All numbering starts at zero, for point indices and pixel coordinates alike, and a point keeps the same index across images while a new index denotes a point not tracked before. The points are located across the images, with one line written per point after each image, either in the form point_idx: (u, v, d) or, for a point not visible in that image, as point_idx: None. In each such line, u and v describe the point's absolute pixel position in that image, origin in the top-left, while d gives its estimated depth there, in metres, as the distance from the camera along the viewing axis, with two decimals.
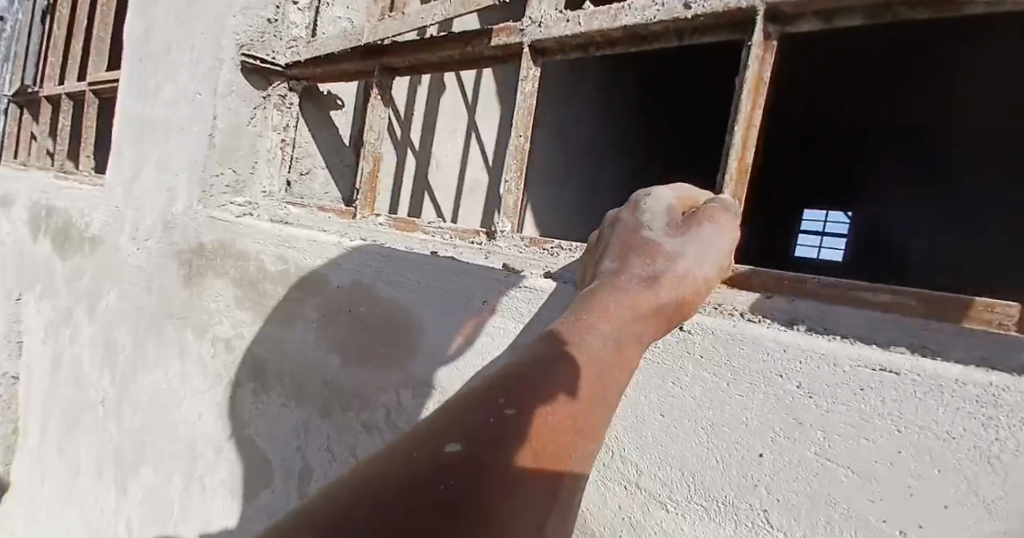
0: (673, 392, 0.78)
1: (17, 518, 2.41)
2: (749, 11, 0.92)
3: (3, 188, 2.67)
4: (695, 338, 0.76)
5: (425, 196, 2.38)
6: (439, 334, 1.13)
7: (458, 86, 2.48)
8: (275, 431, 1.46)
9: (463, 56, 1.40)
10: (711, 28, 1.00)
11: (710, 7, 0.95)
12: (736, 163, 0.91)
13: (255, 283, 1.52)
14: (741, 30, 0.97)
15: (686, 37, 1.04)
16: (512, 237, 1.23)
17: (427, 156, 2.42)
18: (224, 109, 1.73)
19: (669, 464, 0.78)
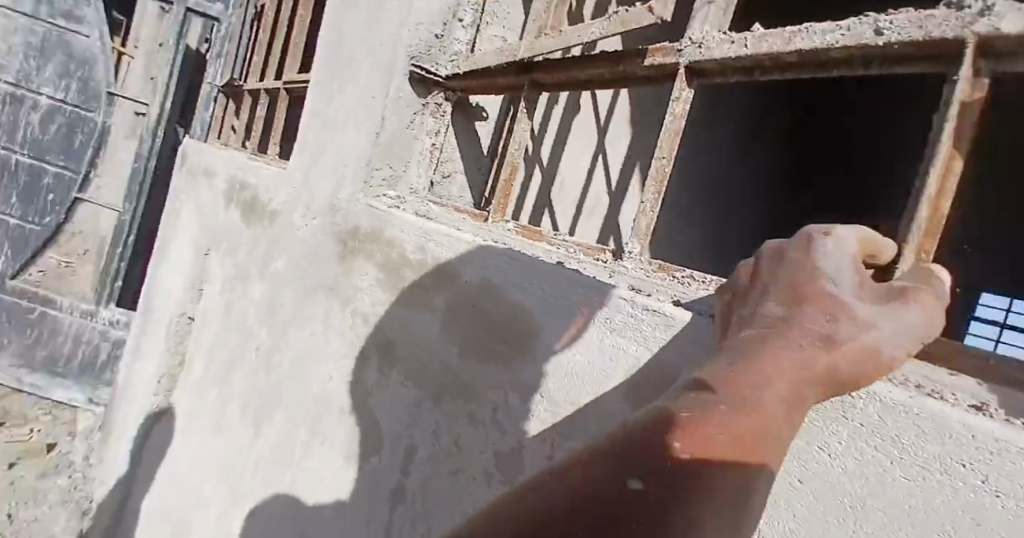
0: (819, 456, 0.75)
1: (175, 441, 2.82)
2: (954, 42, 0.82)
3: (208, 162, 3.16)
4: (854, 403, 0.72)
5: (544, 212, 2.47)
6: (557, 344, 1.16)
7: (606, 106, 2.51)
8: (391, 408, 1.58)
9: (613, 75, 1.42)
10: (904, 57, 0.91)
11: (908, 36, 0.86)
12: (927, 213, 0.81)
13: (395, 270, 1.66)
14: (941, 61, 0.86)
15: (871, 65, 0.96)
16: (640, 259, 1.22)
17: (563, 174, 2.48)
18: (391, 111, 1.92)
19: (804, 534, 0.74)
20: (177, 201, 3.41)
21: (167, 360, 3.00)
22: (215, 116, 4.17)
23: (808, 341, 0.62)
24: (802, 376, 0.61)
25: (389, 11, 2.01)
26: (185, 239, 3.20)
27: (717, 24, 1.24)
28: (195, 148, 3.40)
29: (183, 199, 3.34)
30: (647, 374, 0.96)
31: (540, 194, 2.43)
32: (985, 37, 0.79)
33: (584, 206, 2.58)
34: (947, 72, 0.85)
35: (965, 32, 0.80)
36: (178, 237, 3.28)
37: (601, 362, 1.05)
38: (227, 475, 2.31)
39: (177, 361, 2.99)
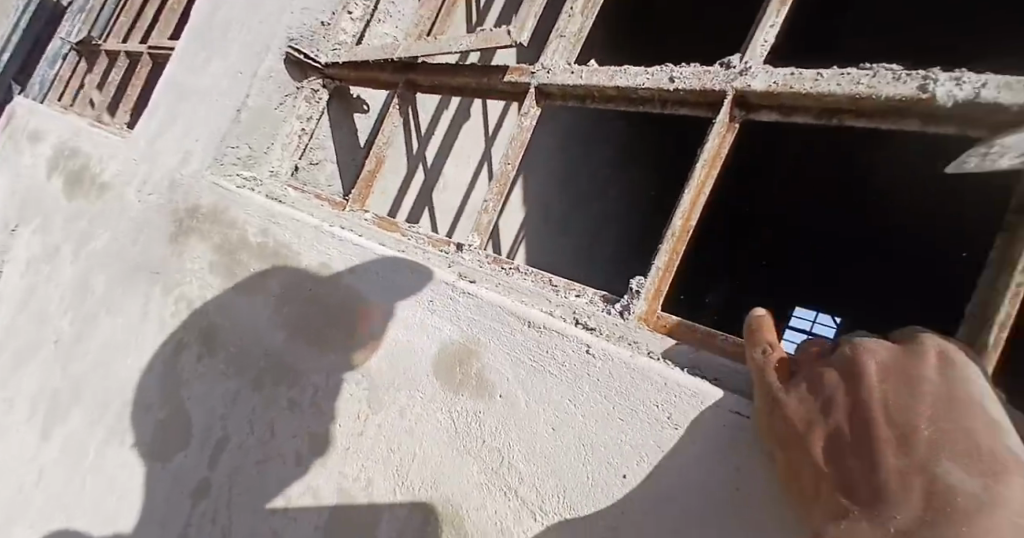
0: (568, 407, 0.88)
1: None
2: (722, 94, 1.02)
3: (38, 125, 2.79)
4: (596, 361, 0.87)
5: (425, 209, 2.48)
6: (381, 320, 1.18)
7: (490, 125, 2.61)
8: (207, 396, 1.47)
9: (475, 87, 1.49)
10: (688, 102, 1.09)
11: (691, 84, 1.05)
12: (678, 225, 0.96)
13: (233, 251, 1.57)
14: (712, 108, 1.05)
15: (668, 106, 1.14)
16: (479, 253, 1.27)
17: (444, 179, 2.50)
18: (257, 90, 1.85)
19: (549, 475, 0.86)
20: None
21: None
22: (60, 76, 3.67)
23: (904, 403, 0.60)
24: (911, 409, 0.60)
25: None
26: None
27: (567, 55, 1.35)
28: (27, 107, 2.99)
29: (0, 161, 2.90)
30: (466, 342, 1.02)
31: (416, 204, 2.44)
32: (739, 91, 0.99)
33: (459, 215, 2.64)
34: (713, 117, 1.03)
35: (727, 86, 1.01)
36: None
37: (422, 339, 1.10)
38: None
39: None
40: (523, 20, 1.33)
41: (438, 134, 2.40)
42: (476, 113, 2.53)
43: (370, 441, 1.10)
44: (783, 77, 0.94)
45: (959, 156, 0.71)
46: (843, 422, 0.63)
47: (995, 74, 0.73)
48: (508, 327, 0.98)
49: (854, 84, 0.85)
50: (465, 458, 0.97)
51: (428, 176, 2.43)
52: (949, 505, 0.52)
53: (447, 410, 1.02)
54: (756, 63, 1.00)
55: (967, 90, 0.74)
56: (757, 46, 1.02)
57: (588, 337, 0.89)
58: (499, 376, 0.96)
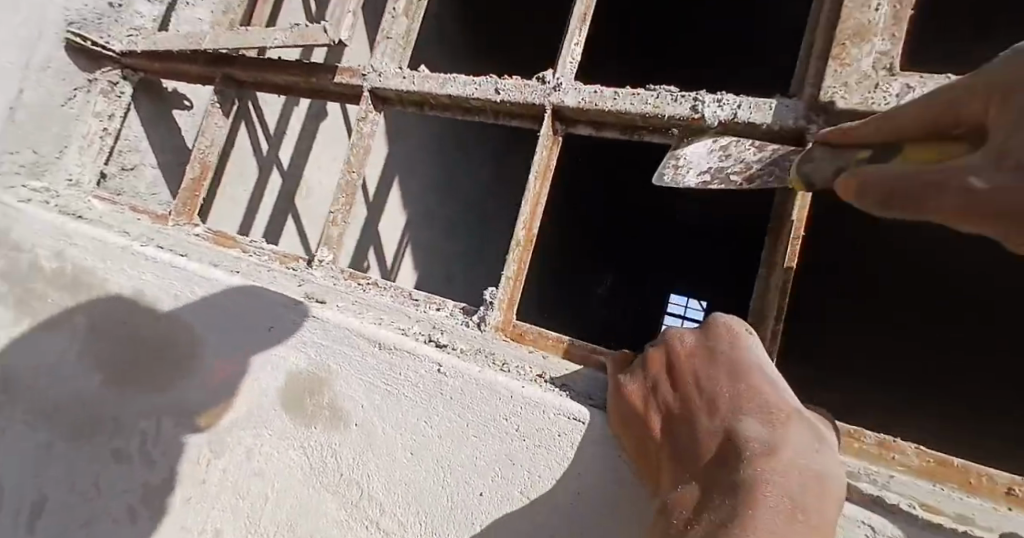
0: (423, 430, 0.87)
1: None
2: (543, 107, 1.07)
3: None
4: (448, 381, 0.87)
5: (288, 216, 2.29)
6: (218, 354, 1.08)
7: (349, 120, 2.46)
8: (7, 455, 1.24)
9: (307, 86, 1.40)
10: (514, 113, 1.13)
11: (514, 98, 1.09)
12: (520, 236, 1.00)
13: (24, 280, 1.33)
14: (536, 121, 1.11)
15: (498, 116, 1.17)
16: (330, 267, 1.22)
17: (304, 183, 2.33)
18: (32, 84, 1.56)
19: (409, 501, 0.86)
20: None
21: None
22: None
23: (715, 375, 0.68)
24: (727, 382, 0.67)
25: None
26: None
27: (397, 58, 1.31)
28: None
29: None
30: (312, 370, 0.97)
31: (276, 204, 2.24)
32: (554, 106, 1.06)
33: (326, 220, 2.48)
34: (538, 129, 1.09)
35: (544, 101, 1.06)
36: None
37: (266, 371, 1.02)
38: None
39: None
40: (338, 17, 1.23)
41: (288, 131, 2.23)
42: (333, 109, 2.38)
43: (216, 489, 1.02)
44: (587, 95, 1.03)
45: (658, 168, 0.94)
46: (668, 402, 0.71)
47: (744, 96, 0.92)
48: (358, 351, 0.94)
49: (644, 103, 0.97)
50: (322, 494, 0.93)
51: (286, 179, 2.26)
52: (744, 452, 0.60)
53: (300, 446, 0.97)
54: (568, 80, 1.07)
55: (727, 111, 0.92)
56: (566, 63, 1.08)
57: (438, 355, 0.89)
58: (353, 403, 0.93)
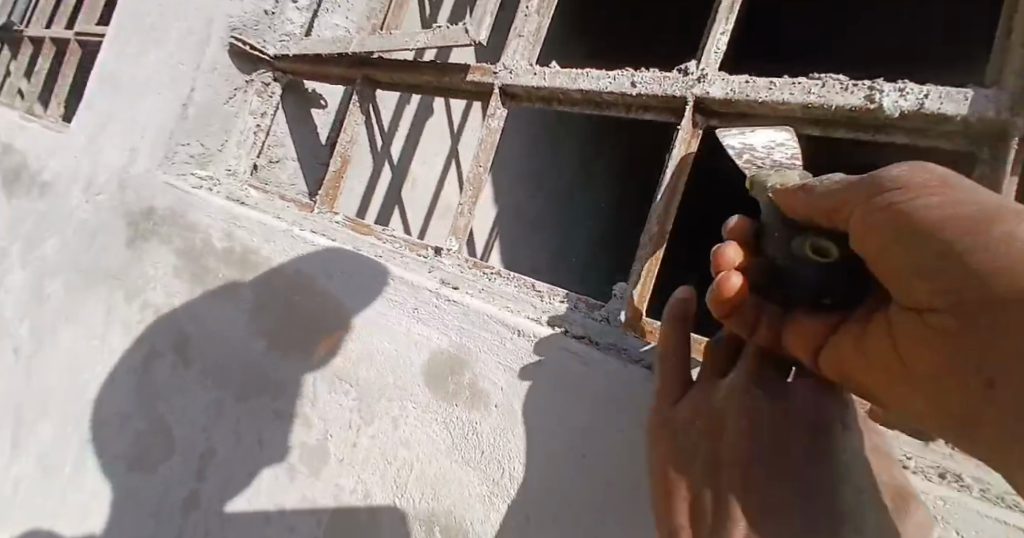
0: (563, 416, 0.93)
1: None
2: (681, 99, 1.05)
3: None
4: (589, 371, 0.93)
5: (395, 209, 2.50)
6: (364, 330, 1.19)
7: (454, 116, 2.62)
8: (183, 410, 1.44)
9: (438, 84, 1.50)
10: (650, 106, 1.13)
11: (654, 89, 1.09)
12: (655, 229, 1.02)
13: (198, 256, 1.53)
14: (676, 111, 1.09)
15: (630, 110, 1.17)
16: (457, 256, 1.31)
17: (412, 171, 2.53)
18: (202, 85, 1.78)
19: (545, 481, 0.92)
20: None
21: None
22: None
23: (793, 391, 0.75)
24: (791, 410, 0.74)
25: None
26: None
27: (528, 56, 1.34)
28: None
29: None
30: (454, 349, 1.06)
31: (387, 194, 2.45)
32: (699, 100, 1.04)
33: (430, 211, 2.66)
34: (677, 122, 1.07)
35: (687, 94, 1.05)
36: None
37: (411, 348, 1.12)
38: None
39: None
40: (479, 18, 1.28)
41: (400, 127, 2.43)
42: (439, 106, 2.55)
43: (364, 454, 1.13)
44: (737, 86, 0.99)
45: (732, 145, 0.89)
46: (753, 447, 0.72)
47: (933, 85, 0.83)
48: (500, 338, 1.02)
49: (807, 92, 0.92)
50: (465, 466, 1.01)
51: (395, 168, 2.46)
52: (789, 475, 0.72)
53: (442, 422, 1.05)
54: (713, 69, 1.04)
55: (910, 101, 0.84)
56: (710, 54, 1.06)
57: (576, 345, 0.95)
58: (493, 386, 1.01)
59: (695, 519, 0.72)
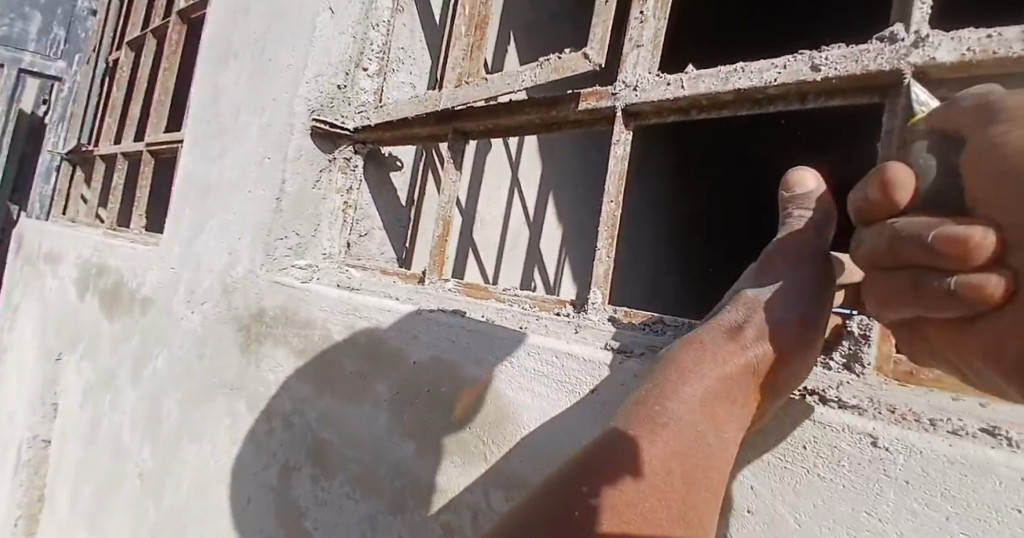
0: (865, 516, 0.69)
1: None
2: (891, 74, 0.82)
3: (73, 251, 2.95)
4: (894, 458, 0.68)
5: (469, 253, 2.36)
6: (537, 420, 1.01)
7: (512, 148, 2.50)
8: (334, 525, 1.31)
9: (543, 120, 1.34)
10: (841, 91, 0.90)
11: (843, 69, 0.86)
12: None
13: (320, 353, 1.45)
14: (877, 92, 0.86)
15: (807, 101, 0.94)
16: (606, 309, 1.11)
17: (481, 215, 2.40)
18: (292, 174, 1.74)
19: None
20: (47, 282, 3.15)
21: (59, 502, 2.58)
22: (58, 189, 4.06)
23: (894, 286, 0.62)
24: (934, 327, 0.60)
25: (278, 65, 1.89)
26: (51, 334, 2.97)
27: (650, 67, 1.17)
28: (61, 234, 3.19)
29: (55, 280, 3.07)
30: None
31: (461, 241, 2.31)
32: (920, 69, 0.79)
33: (503, 250, 2.52)
34: (883, 101, 0.86)
35: (901, 65, 0.81)
36: (48, 334, 3.01)
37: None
38: None
39: (59, 497, 2.59)
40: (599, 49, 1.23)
41: (466, 172, 2.32)
42: (496, 143, 2.44)
43: None
44: (977, 43, 0.74)
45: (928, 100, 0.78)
46: (685, 403, 0.72)
47: None
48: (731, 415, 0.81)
49: None
50: None
51: (465, 217, 2.33)
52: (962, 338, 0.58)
53: None
54: (930, 28, 0.80)
55: None
56: (918, 12, 0.83)
57: (866, 425, 0.70)
58: (751, 486, 0.78)
59: (613, 454, 0.72)
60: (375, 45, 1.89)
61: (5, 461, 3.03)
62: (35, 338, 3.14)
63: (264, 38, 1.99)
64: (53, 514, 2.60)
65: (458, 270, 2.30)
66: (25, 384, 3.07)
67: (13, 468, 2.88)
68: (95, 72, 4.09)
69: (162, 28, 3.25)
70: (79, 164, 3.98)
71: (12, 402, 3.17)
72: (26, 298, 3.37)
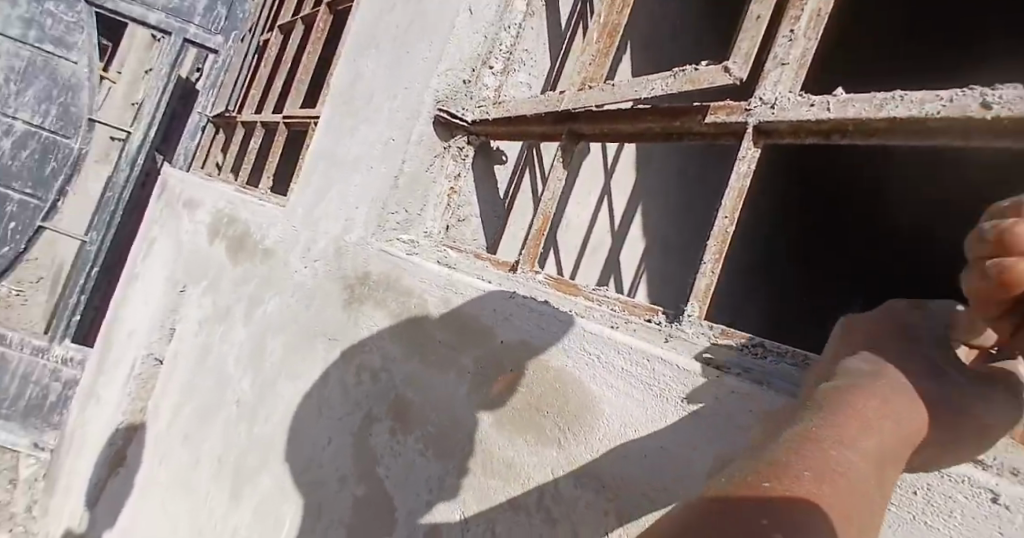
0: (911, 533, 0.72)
1: (145, 488, 2.74)
2: None
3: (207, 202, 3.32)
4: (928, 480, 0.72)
5: (554, 256, 2.44)
6: (615, 415, 1.05)
7: (613, 161, 2.55)
8: (406, 479, 1.41)
9: (666, 129, 1.37)
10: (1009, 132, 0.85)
11: (1017, 109, 0.81)
12: None
13: (414, 319, 1.56)
14: None
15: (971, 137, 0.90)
16: (700, 324, 1.11)
17: (573, 220, 2.48)
18: (412, 155, 1.89)
19: None
20: (180, 226, 3.55)
21: (159, 417, 2.91)
22: (200, 146, 4.54)
23: None
24: None
25: (415, 55, 2.05)
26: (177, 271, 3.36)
27: (791, 86, 1.17)
28: (197, 184, 3.60)
29: (187, 224, 3.46)
30: (725, 452, 0.87)
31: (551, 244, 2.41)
32: None
33: (588, 259, 2.57)
34: None
35: None
36: (173, 271, 3.40)
37: (686, 447, 0.93)
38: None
39: (159, 413, 2.93)
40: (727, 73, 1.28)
41: (567, 178, 2.40)
42: (598, 152, 2.50)
43: None
44: None
45: None
46: (885, 433, 0.55)
47: None
48: None
49: None
50: None
51: (558, 220, 2.41)
52: None
53: None
54: None
55: None
56: None
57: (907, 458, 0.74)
58: None
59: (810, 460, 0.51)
60: (505, 45, 1.99)
61: (119, 374, 3.44)
62: (162, 272, 3.55)
63: (405, 31, 2.17)
64: (152, 428, 2.94)
65: (543, 269, 2.38)
66: (148, 310, 3.48)
67: (125, 381, 3.27)
68: (249, 47, 4.55)
69: (312, 13, 3.58)
70: (220, 126, 4.44)
71: (133, 325, 3.61)
72: (161, 235, 3.81)
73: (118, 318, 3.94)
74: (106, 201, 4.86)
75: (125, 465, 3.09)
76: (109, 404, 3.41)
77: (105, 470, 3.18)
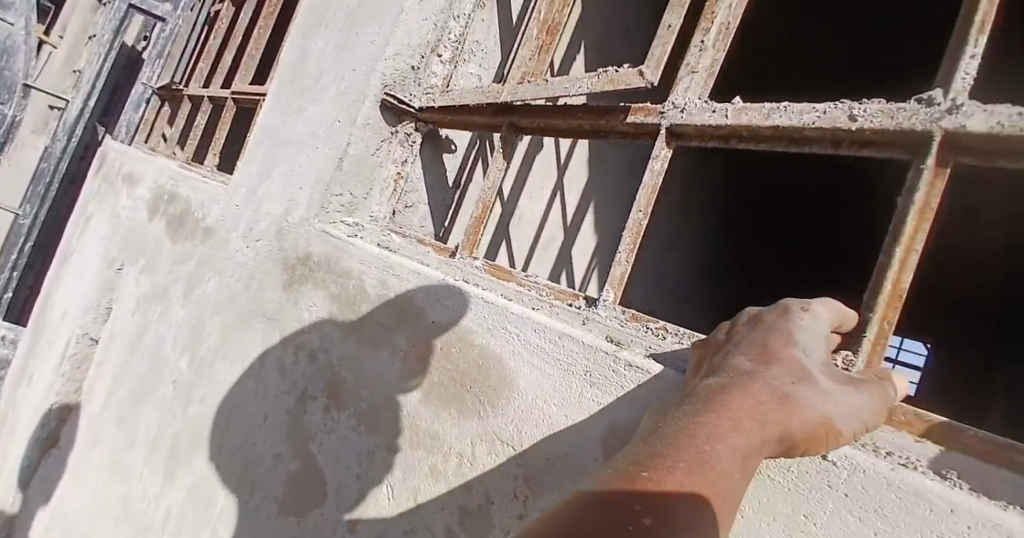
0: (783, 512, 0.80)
1: (77, 469, 2.68)
2: (922, 134, 0.87)
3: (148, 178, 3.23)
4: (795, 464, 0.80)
5: (500, 244, 2.49)
6: (529, 392, 1.12)
7: (561, 152, 2.62)
8: (338, 455, 1.45)
9: (593, 126, 1.44)
10: (873, 142, 0.96)
11: (878, 122, 0.91)
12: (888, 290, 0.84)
13: (352, 301, 1.59)
14: (907, 149, 0.91)
15: (842, 147, 1.01)
16: (613, 308, 1.18)
17: (520, 209, 2.54)
18: (357, 139, 1.91)
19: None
20: (120, 201, 3.44)
21: (94, 397, 2.84)
22: (144, 118, 4.37)
23: None
24: None
25: (363, 39, 2.05)
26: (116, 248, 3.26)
27: (700, 93, 1.26)
28: (139, 159, 3.48)
29: (128, 200, 3.35)
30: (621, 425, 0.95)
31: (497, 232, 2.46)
32: (950, 133, 0.84)
33: (533, 247, 2.64)
34: (913, 158, 0.90)
35: (933, 126, 0.85)
36: (111, 248, 3.29)
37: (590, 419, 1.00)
38: (132, 519, 2.15)
39: (94, 393, 2.86)
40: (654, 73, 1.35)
41: (515, 167, 2.45)
42: (546, 143, 2.56)
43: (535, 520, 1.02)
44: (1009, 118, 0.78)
45: None
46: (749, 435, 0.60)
47: None
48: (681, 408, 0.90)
49: None
50: None
51: (504, 209, 2.47)
52: None
53: None
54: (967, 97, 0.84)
55: None
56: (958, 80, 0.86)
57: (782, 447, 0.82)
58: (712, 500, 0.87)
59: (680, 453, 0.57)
60: (453, 33, 2.01)
61: (52, 353, 3.33)
62: (100, 248, 3.43)
63: (355, 14, 2.17)
64: (86, 408, 2.87)
65: (489, 256, 2.44)
66: (84, 287, 3.37)
67: (59, 361, 3.17)
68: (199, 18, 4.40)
69: None
70: (167, 100, 4.29)
71: (68, 302, 3.49)
72: (100, 210, 3.68)
73: (52, 295, 3.79)
74: (40, 173, 4.64)
75: (57, 445, 3.01)
76: (41, 384, 3.30)
77: (35, 451, 3.08)
